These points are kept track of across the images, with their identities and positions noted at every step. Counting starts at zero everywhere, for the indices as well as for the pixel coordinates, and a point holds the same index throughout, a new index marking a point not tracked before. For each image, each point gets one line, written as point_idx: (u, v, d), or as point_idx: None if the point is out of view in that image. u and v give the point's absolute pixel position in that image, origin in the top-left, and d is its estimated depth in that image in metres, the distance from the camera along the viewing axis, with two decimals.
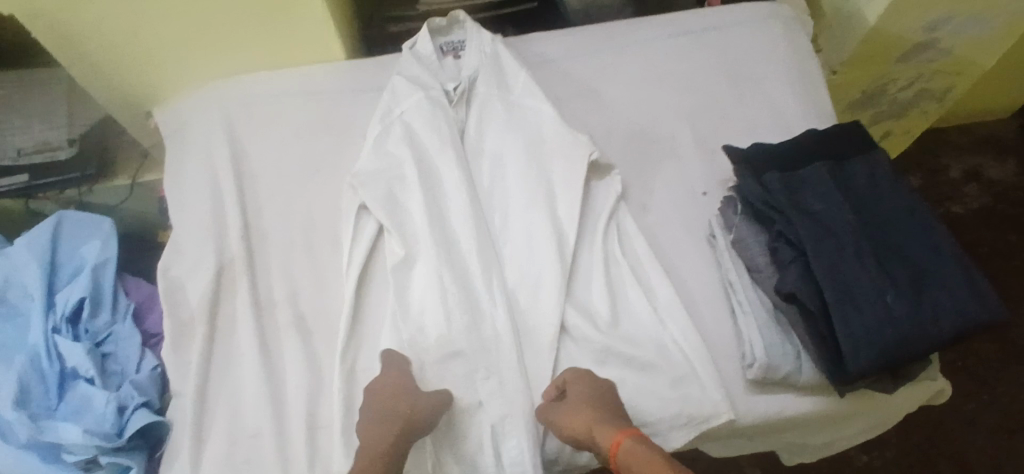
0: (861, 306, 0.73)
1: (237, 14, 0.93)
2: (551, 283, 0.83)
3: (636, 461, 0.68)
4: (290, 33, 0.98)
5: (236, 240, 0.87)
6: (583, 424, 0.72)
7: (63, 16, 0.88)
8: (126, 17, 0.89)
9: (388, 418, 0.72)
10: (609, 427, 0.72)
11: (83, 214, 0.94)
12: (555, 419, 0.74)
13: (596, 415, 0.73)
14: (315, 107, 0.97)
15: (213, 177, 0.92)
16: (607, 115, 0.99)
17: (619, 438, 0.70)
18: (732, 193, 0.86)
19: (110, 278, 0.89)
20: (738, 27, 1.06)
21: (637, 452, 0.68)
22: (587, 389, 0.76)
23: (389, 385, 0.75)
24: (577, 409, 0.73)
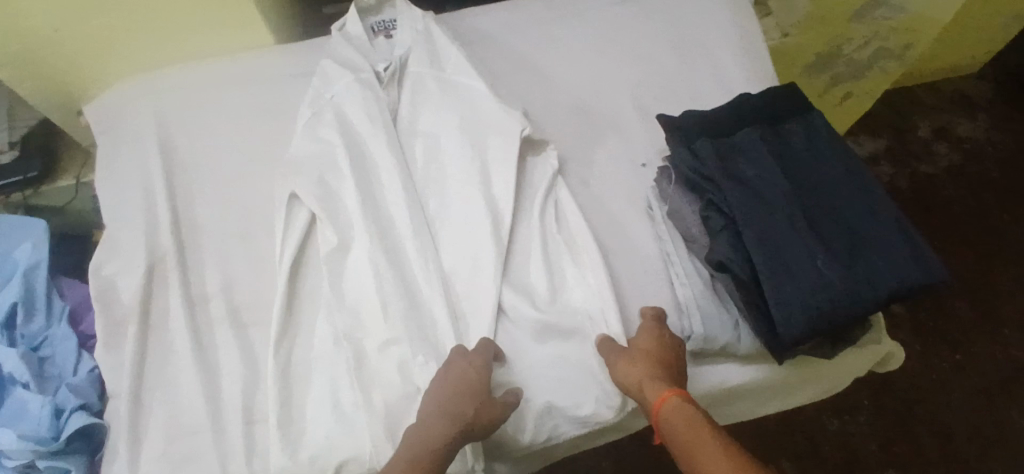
0: (792, 271, 0.71)
1: (159, 7, 0.91)
2: (488, 263, 0.82)
3: (678, 421, 0.69)
4: (213, 20, 0.96)
5: (167, 236, 0.86)
6: (635, 375, 0.73)
7: None
8: (43, 14, 0.87)
9: (447, 411, 0.69)
10: (662, 382, 0.72)
11: (17, 217, 0.92)
12: (614, 364, 0.75)
13: (652, 369, 0.73)
14: (245, 96, 0.95)
15: (145, 173, 0.90)
16: (546, 89, 0.97)
17: (666, 395, 0.70)
18: (666, 163, 0.84)
19: (44, 281, 0.87)
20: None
21: (681, 413, 0.69)
22: (653, 340, 0.76)
23: (452, 370, 0.73)
24: (636, 360, 0.73)
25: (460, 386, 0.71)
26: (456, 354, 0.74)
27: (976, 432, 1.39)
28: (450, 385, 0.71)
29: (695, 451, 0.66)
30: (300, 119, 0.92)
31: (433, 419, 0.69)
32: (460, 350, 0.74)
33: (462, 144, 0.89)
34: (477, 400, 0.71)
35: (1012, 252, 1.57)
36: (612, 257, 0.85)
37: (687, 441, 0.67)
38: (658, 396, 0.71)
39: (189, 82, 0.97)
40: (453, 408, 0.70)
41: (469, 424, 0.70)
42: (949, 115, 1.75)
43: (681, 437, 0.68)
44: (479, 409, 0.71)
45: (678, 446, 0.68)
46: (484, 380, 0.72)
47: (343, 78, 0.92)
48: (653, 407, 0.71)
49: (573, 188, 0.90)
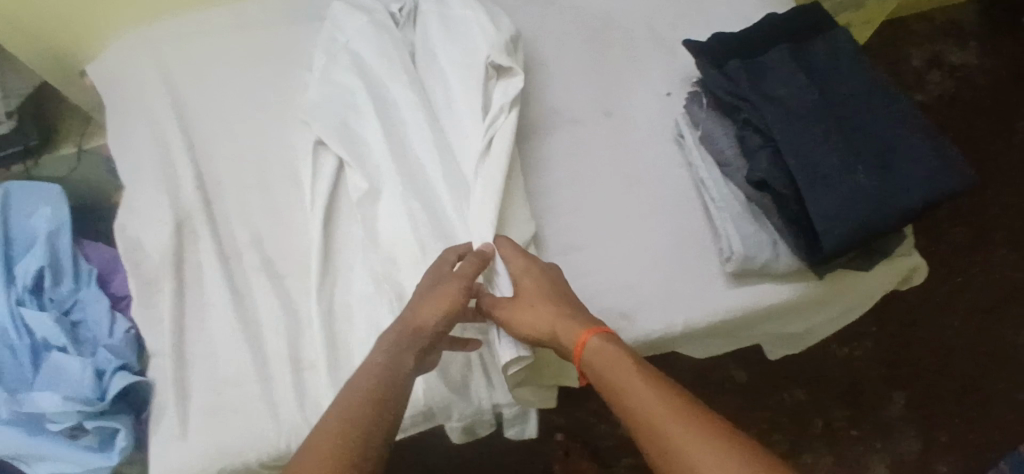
0: (831, 185, 0.72)
1: None
2: (489, 200, 0.79)
3: (604, 357, 0.68)
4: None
5: (191, 190, 0.84)
6: (546, 319, 0.72)
7: None
8: None
9: (412, 329, 0.70)
10: (577, 327, 0.71)
11: (30, 182, 0.89)
12: (507, 315, 0.73)
13: (561, 310, 0.72)
14: (253, 45, 0.93)
15: (160, 129, 0.88)
16: (564, 22, 0.95)
17: (585, 335, 0.70)
18: (696, 88, 0.84)
19: (69, 244, 0.85)
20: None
21: (604, 349, 0.68)
22: (542, 282, 0.75)
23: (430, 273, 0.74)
24: (538, 307, 0.72)
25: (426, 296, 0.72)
26: (435, 260, 0.76)
27: (978, 350, 1.44)
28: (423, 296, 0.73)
29: (626, 383, 0.65)
30: (313, 64, 0.90)
31: (380, 359, 0.68)
32: (437, 258, 0.76)
33: (480, 84, 0.86)
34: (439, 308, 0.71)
35: (1007, 175, 1.61)
36: (642, 187, 0.86)
37: (617, 383, 0.65)
38: (579, 336, 0.70)
39: (196, 34, 0.94)
40: (412, 308, 0.72)
41: (421, 321, 0.71)
42: (941, 44, 1.76)
43: (610, 379, 0.66)
44: (432, 302, 0.71)
45: (607, 384, 0.67)
46: (448, 274, 0.74)
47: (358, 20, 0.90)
48: (575, 350, 0.70)
49: (597, 121, 0.89)
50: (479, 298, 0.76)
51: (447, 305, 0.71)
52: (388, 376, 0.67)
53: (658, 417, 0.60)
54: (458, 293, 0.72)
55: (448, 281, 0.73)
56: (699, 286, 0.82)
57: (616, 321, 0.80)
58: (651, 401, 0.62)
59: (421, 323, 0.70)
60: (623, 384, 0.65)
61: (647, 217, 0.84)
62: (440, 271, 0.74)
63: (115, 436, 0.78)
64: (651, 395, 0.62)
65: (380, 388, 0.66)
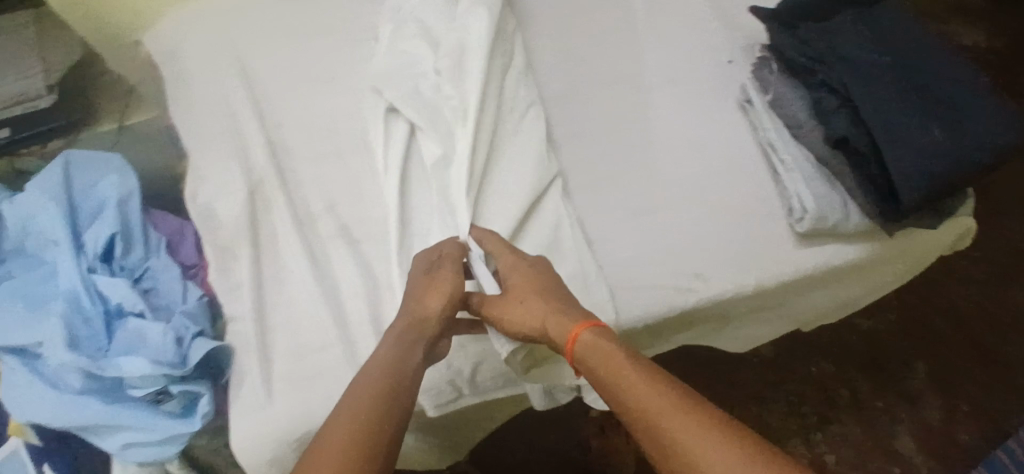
0: (909, 142, 0.73)
1: None
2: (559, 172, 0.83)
3: (596, 353, 0.66)
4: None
5: (262, 156, 0.83)
6: (535, 315, 0.70)
7: None
8: None
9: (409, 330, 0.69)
10: (568, 322, 0.69)
11: (90, 153, 0.88)
12: (500, 314, 0.72)
13: (550, 305, 0.71)
14: (315, 16, 0.94)
15: (225, 95, 0.87)
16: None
17: (576, 330, 0.68)
18: (765, 55, 0.85)
19: (138, 212, 0.84)
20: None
21: (598, 343, 0.67)
22: (529, 276, 0.73)
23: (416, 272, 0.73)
24: (527, 304, 0.71)
25: (416, 297, 0.71)
26: (417, 259, 0.75)
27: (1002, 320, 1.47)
28: (413, 297, 0.71)
29: (619, 379, 0.63)
30: (381, 34, 0.90)
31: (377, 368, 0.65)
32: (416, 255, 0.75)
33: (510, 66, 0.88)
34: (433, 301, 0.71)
35: None
36: (710, 150, 0.87)
37: (613, 378, 0.64)
38: (568, 333, 0.68)
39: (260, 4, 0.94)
40: (407, 308, 0.70)
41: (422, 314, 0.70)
42: None
43: (605, 375, 0.65)
44: (436, 290, 0.71)
45: (600, 380, 0.65)
46: (433, 271, 0.73)
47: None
48: (567, 348, 0.68)
49: (660, 89, 0.91)
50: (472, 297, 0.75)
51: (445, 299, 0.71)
52: (394, 374, 0.65)
53: (655, 411, 0.59)
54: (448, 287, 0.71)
55: (436, 277, 0.72)
56: (771, 245, 0.82)
57: (690, 282, 0.80)
58: (645, 396, 0.61)
59: (421, 327, 0.69)
60: (616, 380, 0.63)
61: (718, 178, 0.85)
62: (427, 267, 0.73)
63: (196, 401, 0.78)
64: (644, 390, 0.61)
65: (389, 386, 0.64)
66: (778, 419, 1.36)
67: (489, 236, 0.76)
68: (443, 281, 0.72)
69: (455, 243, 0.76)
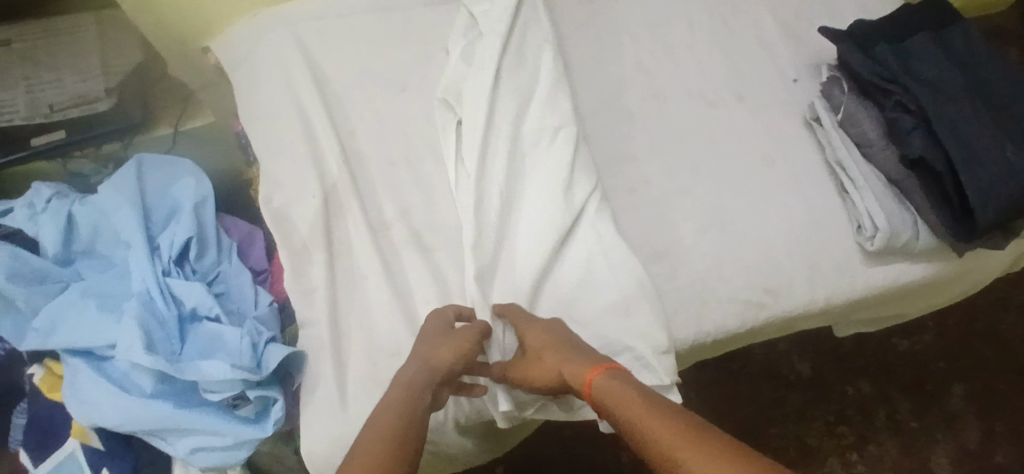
0: (984, 162, 0.74)
1: None
2: (626, 188, 0.86)
3: (610, 394, 0.65)
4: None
5: (336, 164, 0.85)
6: (552, 369, 0.70)
7: None
8: None
9: (417, 378, 0.68)
10: (582, 369, 0.69)
11: (163, 157, 0.88)
12: (519, 374, 0.73)
13: (564, 357, 0.70)
14: (384, 23, 0.94)
15: (299, 105, 0.89)
16: (688, 7, 0.96)
17: (591, 374, 0.68)
18: (835, 74, 0.86)
19: (212, 216, 0.84)
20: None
21: (612, 386, 0.65)
22: (544, 332, 0.73)
23: (427, 330, 0.73)
24: (543, 358, 0.71)
25: (423, 347, 0.71)
26: (429, 319, 0.75)
27: None
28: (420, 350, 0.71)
29: (634, 415, 0.61)
30: (450, 46, 0.90)
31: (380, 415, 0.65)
32: (427, 317, 0.75)
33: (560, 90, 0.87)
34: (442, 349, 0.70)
35: None
36: (779, 166, 0.87)
37: (626, 417, 0.62)
38: (584, 381, 0.68)
39: (332, 10, 0.94)
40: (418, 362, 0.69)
41: (436, 364, 0.69)
42: None
43: (620, 415, 0.63)
44: (449, 344, 0.70)
45: (616, 420, 0.63)
46: (448, 332, 0.72)
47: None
48: (584, 393, 0.68)
49: (728, 104, 0.91)
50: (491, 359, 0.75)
51: (460, 354, 0.70)
52: (401, 415, 0.65)
53: (665, 445, 0.57)
54: (462, 342, 0.71)
55: (450, 336, 0.72)
56: (841, 262, 0.83)
57: (760, 297, 0.81)
58: (659, 431, 0.59)
59: (431, 374, 0.69)
60: (631, 418, 0.62)
61: (788, 194, 0.86)
62: (441, 325, 0.73)
63: (269, 406, 0.77)
64: (658, 426, 0.59)
65: (393, 427, 0.64)
66: (816, 438, 1.33)
67: (509, 308, 0.76)
68: (460, 338, 0.71)
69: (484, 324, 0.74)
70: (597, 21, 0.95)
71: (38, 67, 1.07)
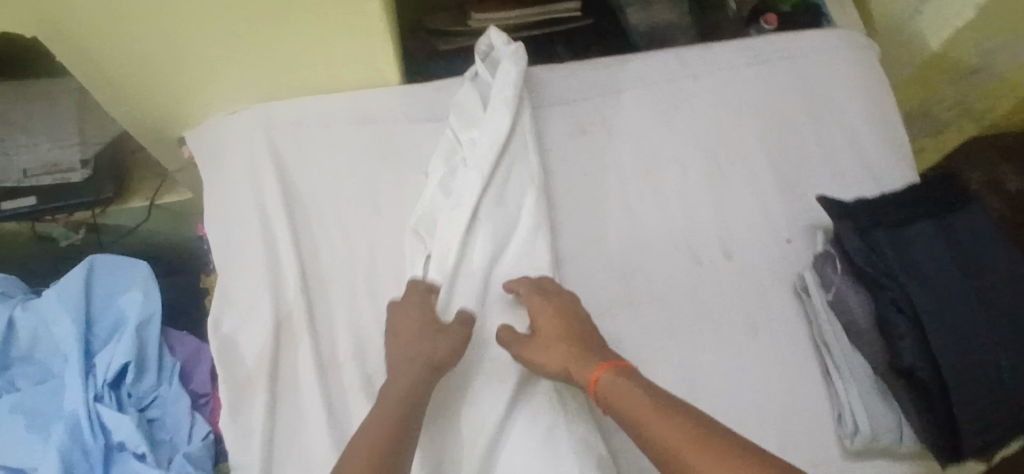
0: (976, 380, 0.69)
1: (287, 33, 0.81)
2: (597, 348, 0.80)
3: (620, 390, 0.67)
4: (350, 40, 0.84)
5: (294, 290, 0.80)
6: (561, 359, 0.71)
7: (94, 33, 0.76)
8: (162, 35, 0.78)
9: (416, 370, 0.70)
10: (591, 365, 0.70)
11: (115, 257, 0.83)
12: (525, 355, 0.73)
13: (575, 350, 0.72)
14: (367, 137, 0.89)
15: (265, 219, 0.84)
16: (685, 150, 0.91)
17: (598, 372, 0.69)
18: (830, 249, 0.81)
19: (156, 334, 0.80)
20: (811, 38, 0.98)
21: (618, 385, 0.67)
22: (559, 319, 0.74)
23: (417, 315, 0.74)
24: (551, 347, 0.72)
25: (422, 336, 0.72)
26: (409, 297, 0.76)
27: None
28: (415, 337, 0.72)
29: (642, 416, 0.64)
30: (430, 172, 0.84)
31: (384, 410, 0.67)
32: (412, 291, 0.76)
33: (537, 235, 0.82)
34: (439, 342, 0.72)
35: None
36: (764, 338, 0.82)
37: (631, 415, 0.65)
38: (595, 375, 0.69)
39: (314, 117, 0.89)
40: (419, 351, 0.71)
41: (437, 359, 0.71)
42: None
43: (623, 412, 0.66)
44: (445, 341, 0.72)
45: (623, 418, 0.66)
46: (444, 325, 0.74)
47: (489, 120, 0.85)
48: (588, 390, 0.69)
49: (717, 261, 0.86)
50: (499, 330, 0.75)
51: (455, 349, 0.72)
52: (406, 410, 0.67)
53: (676, 447, 0.61)
54: (457, 335, 0.73)
55: (447, 328, 0.73)
56: (819, 454, 0.77)
57: None
58: (670, 432, 0.62)
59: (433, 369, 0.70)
60: (643, 417, 0.64)
61: (770, 369, 0.80)
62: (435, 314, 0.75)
63: None
64: (668, 427, 0.62)
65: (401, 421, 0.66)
66: None
67: (519, 283, 0.78)
68: (455, 334, 0.73)
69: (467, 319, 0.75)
70: (589, 157, 0.90)
71: (10, 131, 1.04)
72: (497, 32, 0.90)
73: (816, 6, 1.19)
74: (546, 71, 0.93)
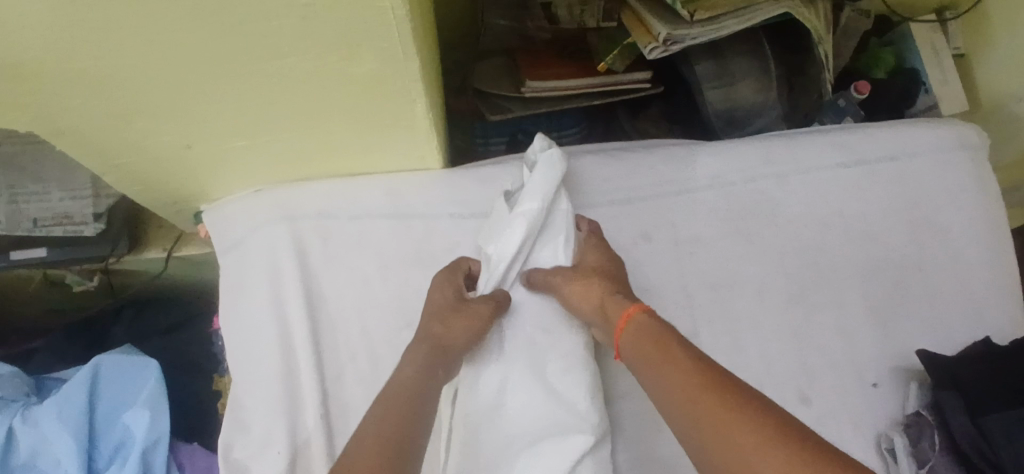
0: None
1: (313, 124, 0.71)
2: None
3: (644, 333, 0.63)
4: (385, 133, 0.74)
5: (314, 414, 0.74)
6: (595, 294, 0.69)
7: (94, 128, 0.66)
8: (173, 129, 0.68)
9: (425, 351, 0.67)
10: (628, 303, 0.67)
11: (125, 357, 0.76)
12: (558, 282, 0.70)
13: (610, 287, 0.69)
14: (405, 238, 0.81)
15: (286, 328, 0.77)
16: (761, 268, 0.81)
17: (632, 309, 0.66)
18: (924, 414, 0.71)
19: (163, 457, 0.72)
20: (913, 137, 0.87)
21: (648, 322, 0.64)
22: (601, 260, 0.72)
23: (434, 292, 0.72)
24: (589, 279, 0.70)
25: (437, 311, 0.69)
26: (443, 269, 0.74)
27: None
28: (432, 312, 0.70)
29: (657, 358, 0.60)
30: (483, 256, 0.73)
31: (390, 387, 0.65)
32: (441, 272, 0.73)
33: None
34: (451, 317, 0.68)
35: None
36: None
37: (650, 353, 0.61)
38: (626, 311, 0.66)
39: (345, 206, 0.80)
40: (429, 333, 0.68)
41: (448, 339, 0.67)
42: None
43: (643, 350, 0.62)
44: (459, 319, 0.68)
45: (637, 365, 0.62)
46: (463, 301, 0.69)
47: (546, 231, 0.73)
48: (617, 324, 0.66)
49: (790, 407, 0.75)
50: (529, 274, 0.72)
51: (475, 333, 0.68)
52: (405, 395, 0.64)
53: (685, 392, 0.56)
54: (473, 312, 0.68)
55: (468, 304, 0.69)
56: None
57: None
58: (680, 374, 0.58)
59: (444, 348, 0.67)
60: (660, 360, 0.60)
61: None
62: (456, 289, 0.71)
63: None
64: (679, 369, 0.58)
65: (401, 408, 0.62)
66: None
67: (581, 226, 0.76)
68: (476, 314, 0.68)
69: (492, 302, 0.69)
70: (655, 269, 0.79)
71: (17, 177, 0.94)
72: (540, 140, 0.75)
73: (914, 73, 1.06)
74: (609, 160, 0.82)
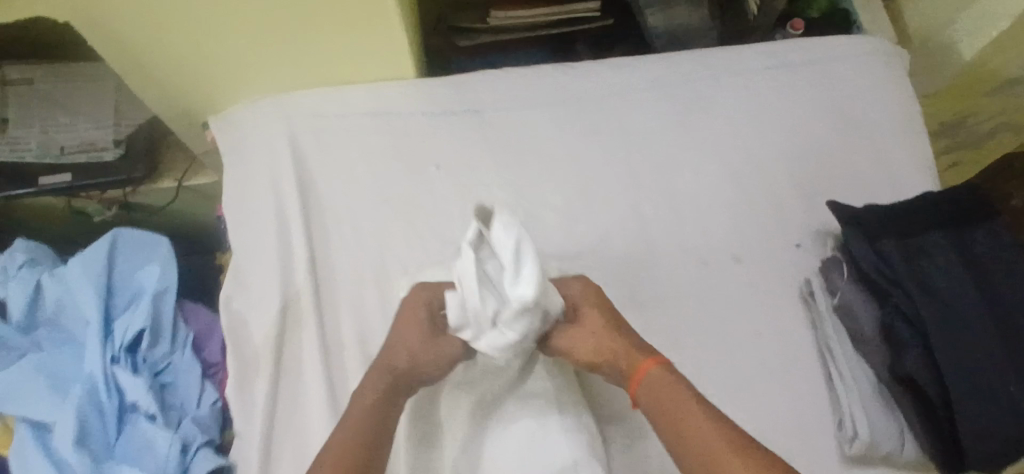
0: (981, 395, 0.69)
1: (305, 31, 0.81)
2: None
3: (664, 391, 0.66)
4: (366, 38, 0.85)
5: (304, 274, 0.84)
6: (608, 348, 0.68)
7: (120, 26, 0.78)
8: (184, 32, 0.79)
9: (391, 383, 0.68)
10: (642, 353, 0.68)
11: (140, 233, 0.88)
12: (567, 343, 0.68)
13: (621, 340, 0.68)
14: (384, 131, 0.92)
15: (281, 206, 0.88)
16: (699, 155, 0.91)
17: (648, 365, 0.67)
18: (839, 255, 0.82)
19: (171, 307, 0.85)
20: (830, 45, 0.98)
21: (667, 379, 0.66)
22: (599, 307, 0.71)
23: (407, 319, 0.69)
24: (597, 337, 0.68)
25: (408, 339, 0.68)
26: (416, 300, 0.70)
27: None
28: (404, 338, 0.69)
29: (679, 422, 0.64)
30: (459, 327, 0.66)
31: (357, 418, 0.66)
32: (410, 300, 0.70)
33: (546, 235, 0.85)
34: (420, 350, 0.68)
35: None
36: (765, 342, 0.81)
37: (674, 415, 0.64)
38: (636, 367, 0.67)
39: (331, 109, 0.92)
40: (398, 362, 0.68)
41: (415, 373, 0.68)
42: None
43: (664, 409, 0.65)
44: (427, 354, 0.68)
45: (658, 426, 0.65)
46: (433, 336, 0.68)
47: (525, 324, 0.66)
48: (632, 380, 0.67)
49: (723, 265, 0.85)
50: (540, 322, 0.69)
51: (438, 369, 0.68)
52: (371, 432, 0.66)
53: (716, 458, 0.61)
54: (444, 354, 0.68)
55: (440, 341, 0.68)
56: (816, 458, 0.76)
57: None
58: (711, 442, 0.62)
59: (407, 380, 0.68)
60: (682, 429, 0.64)
61: (772, 376, 0.79)
62: (426, 316, 0.69)
63: None
64: (709, 437, 0.62)
65: (368, 449, 0.65)
66: None
67: (572, 281, 0.72)
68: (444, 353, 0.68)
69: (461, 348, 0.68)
70: (604, 156, 0.90)
71: (52, 109, 1.09)
72: (513, 277, 0.60)
73: (846, 11, 1.17)
74: (562, 68, 0.95)
